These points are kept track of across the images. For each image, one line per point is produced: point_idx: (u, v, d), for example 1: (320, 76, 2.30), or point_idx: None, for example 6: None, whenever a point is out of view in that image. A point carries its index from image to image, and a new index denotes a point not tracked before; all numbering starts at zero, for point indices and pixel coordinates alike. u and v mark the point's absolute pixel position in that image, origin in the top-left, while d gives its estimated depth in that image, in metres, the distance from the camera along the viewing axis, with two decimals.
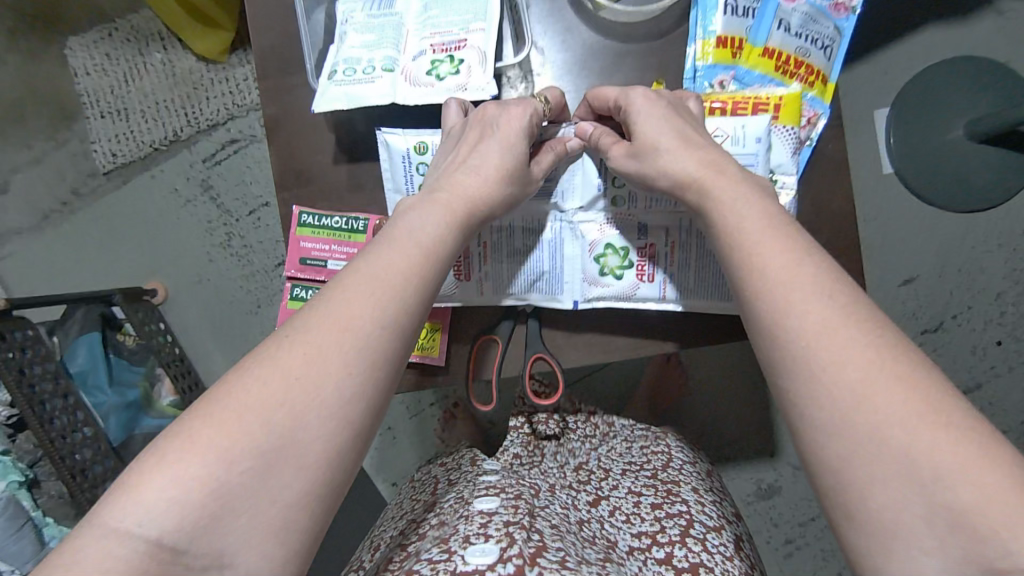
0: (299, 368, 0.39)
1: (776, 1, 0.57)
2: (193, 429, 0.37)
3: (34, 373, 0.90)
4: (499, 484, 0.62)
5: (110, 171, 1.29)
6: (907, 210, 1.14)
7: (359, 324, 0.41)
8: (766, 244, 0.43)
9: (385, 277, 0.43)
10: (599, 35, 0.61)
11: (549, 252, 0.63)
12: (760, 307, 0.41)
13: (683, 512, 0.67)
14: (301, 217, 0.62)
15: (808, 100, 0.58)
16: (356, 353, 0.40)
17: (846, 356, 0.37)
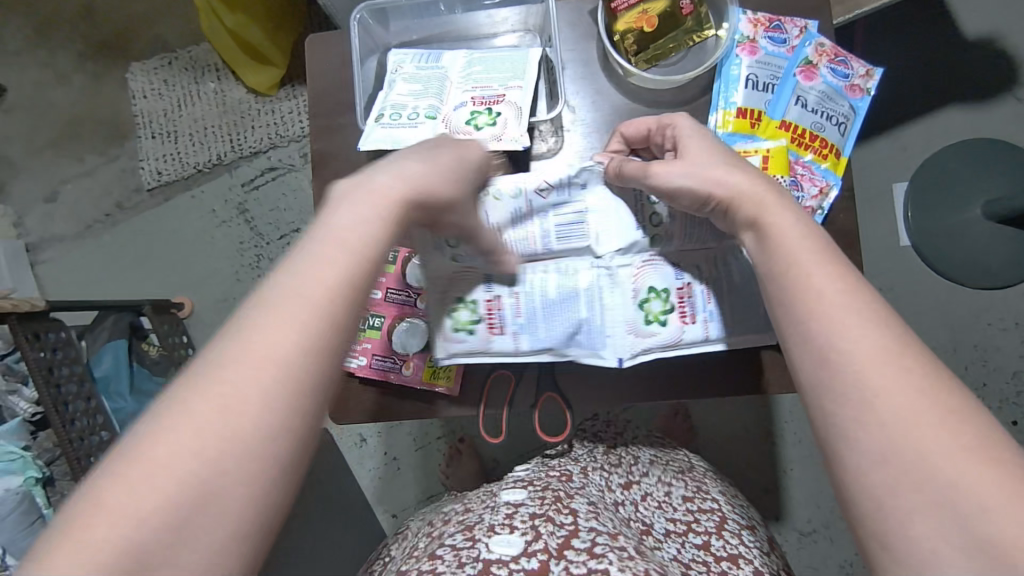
0: (199, 416, 0.32)
1: (795, 79, 0.62)
2: None
3: (62, 374, 0.93)
4: (528, 479, 0.64)
5: (153, 187, 1.36)
6: (924, 283, 1.14)
7: (273, 350, 0.34)
8: (812, 273, 0.42)
9: (310, 297, 0.35)
10: (627, 99, 0.65)
11: (580, 302, 0.63)
12: (812, 327, 0.40)
13: (716, 508, 0.68)
14: None
15: (821, 172, 0.61)
16: (271, 392, 0.33)
17: (889, 384, 0.36)
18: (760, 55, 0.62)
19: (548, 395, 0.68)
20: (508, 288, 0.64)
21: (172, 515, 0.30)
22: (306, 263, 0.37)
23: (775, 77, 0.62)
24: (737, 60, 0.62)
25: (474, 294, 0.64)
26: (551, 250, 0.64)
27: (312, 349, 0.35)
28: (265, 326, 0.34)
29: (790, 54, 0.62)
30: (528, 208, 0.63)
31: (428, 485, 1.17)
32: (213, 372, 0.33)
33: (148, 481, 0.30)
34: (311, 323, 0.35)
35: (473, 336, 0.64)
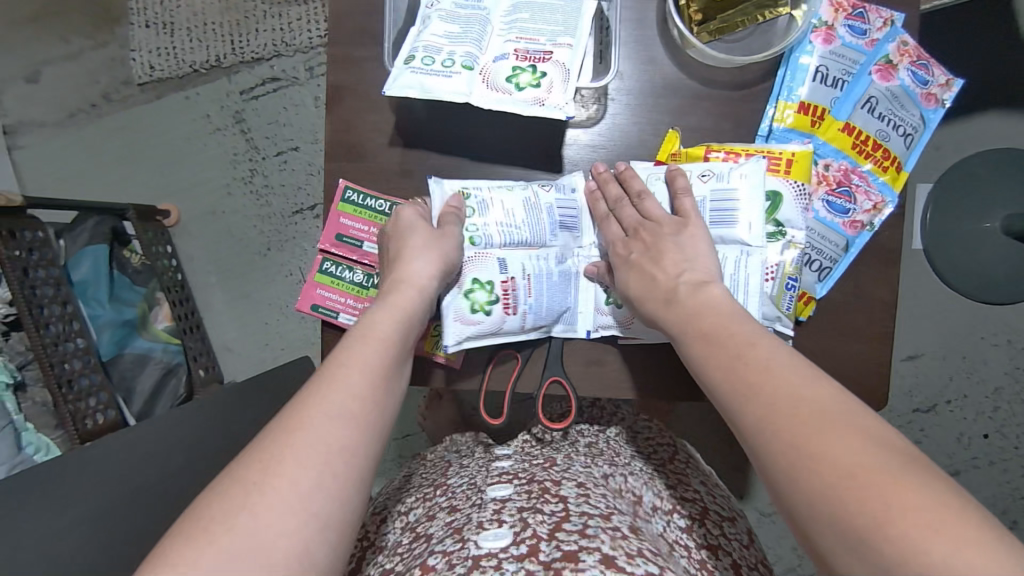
0: (269, 479, 0.39)
1: (869, 78, 0.58)
2: (174, 555, 0.36)
3: (37, 277, 0.90)
4: (512, 471, 0.65)
5: (144, 83, 1.27)
6: (927, 287, 1.13)
7: (323, 424, 0.42)
8: (718, 317, 0.48)
9: (356, 384, 0.45)
10: (681, 72, 0.61)
11: (569, 287, 0.61)
12: (733, 398, 0.43)
13: (698, 498, 0.70)
14: (344, 192, 0.60)
15: (877, 185, 0.59)
16: (319, 459, 0.41)
17: (797, 393, 0.40)
18: (835, 45, 0.58)
19: (551, 379, 0.62)
20: (519, 268, 0.59)
21: (265, 562, 0.37)
22: (340, 363, 0.47)
23: (847, 73, 0.59)
24: (810, 47, 0.58)
25: (488, 273, 0.58)
26: (550, 238, 0.60)
27: (357, 426, 0.44)
28: (322, 405, 0.43)
29: (868, 48, 0.58)
30: (534, 200, 0.59)
31: (404, 426, 1.17)
32: (278, 443, 0.41)
33: (245, 536, 0.37)
34: (349, 402, 0.44)
35: (488, 318, 0.59)
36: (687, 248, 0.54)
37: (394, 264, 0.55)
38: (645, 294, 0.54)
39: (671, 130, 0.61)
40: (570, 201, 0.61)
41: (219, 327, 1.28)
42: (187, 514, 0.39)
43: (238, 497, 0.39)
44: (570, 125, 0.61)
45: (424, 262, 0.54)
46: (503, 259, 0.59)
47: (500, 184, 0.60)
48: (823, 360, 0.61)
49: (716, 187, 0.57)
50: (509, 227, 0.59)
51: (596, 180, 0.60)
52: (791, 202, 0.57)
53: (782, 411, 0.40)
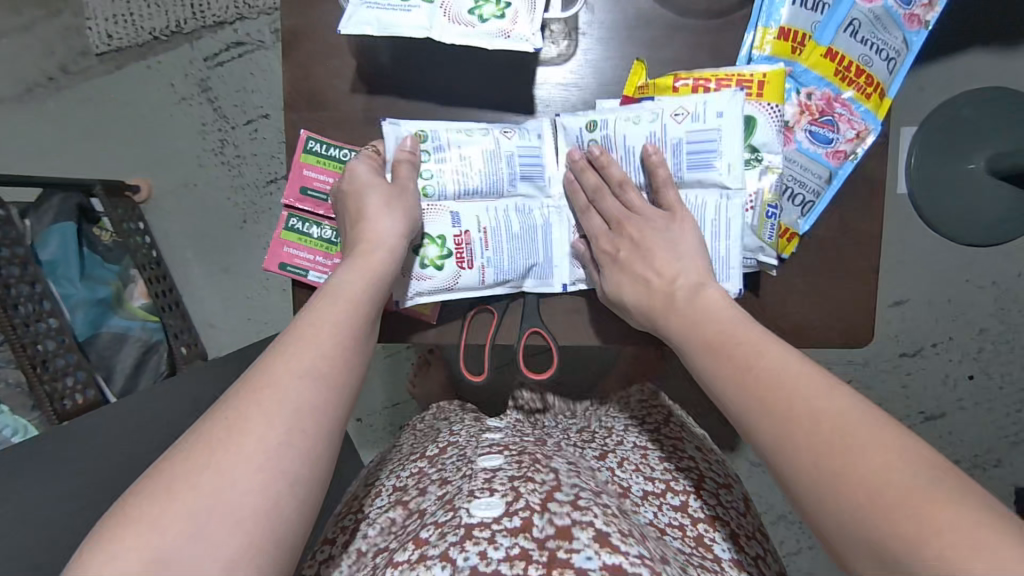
0: (235, 436, 0.39)
1: (851, 1, 0.56)
2: (137, 512, 0.36)
3: (1, 257, 0.86)
4: (503, 443, 0.63)
5: (103, 52, 1.22)
6: (913, 231, 1.12)
7: (291, 384, 0.42)
8: (722, 324, 0.47)
9: (325, 343, 0.44)
10: (654, 4, 0.58)
11: (536, 240, 0.59)
12: (731, 387, 0.44)
13: (693, 466, 0.69)
14: (307, 143, 0.58)
15: (861, 113, 0.58)
16: (287, 418, 0.40)
17: (809, 405, 0.40)
18: None
19: (532, 329, 0.61)
20: (475, 222, 0.58)
21: (230, 523, 0.36)
22: (306, 322, 0.45)
23: None
24: None
25: (439, 228, 0.58)
26: (510, 189, 0.58)
27: (327, 385, 0.43)
28: (289, 363, 0.43)
29: None
30: (495, 148, 0.57)
31: (394, 394, 1.15)
32: (243, 402, 0.40)
33: (210, 496, 0.37)
34: (318, 361, 0.43)
35: (441, 273, 0.58)
36: (676, 244, 0.54)
37: (358, 219, 0.53)
38: (642, 300, 0.54)
39: (637, 60, 0.58)
40: (534, 148, 0.58)
41: (199, 302, 1.26)
42: (152, 471, 0.38)
43: (200, 454, 0.38)
44: (540, 61, 0.59)
45: (390, 219, 0.52)
46: (456, 212, 0.58)
47: (458, 127, 0.57)
48: (808, 298, 0.60)
49: (692, 128, 0.55)
50: (463, 180, 0.57)
51: (574, 170, 0.58)
52: (768, 125, 0.56)
53: (799, 428, 0.39)
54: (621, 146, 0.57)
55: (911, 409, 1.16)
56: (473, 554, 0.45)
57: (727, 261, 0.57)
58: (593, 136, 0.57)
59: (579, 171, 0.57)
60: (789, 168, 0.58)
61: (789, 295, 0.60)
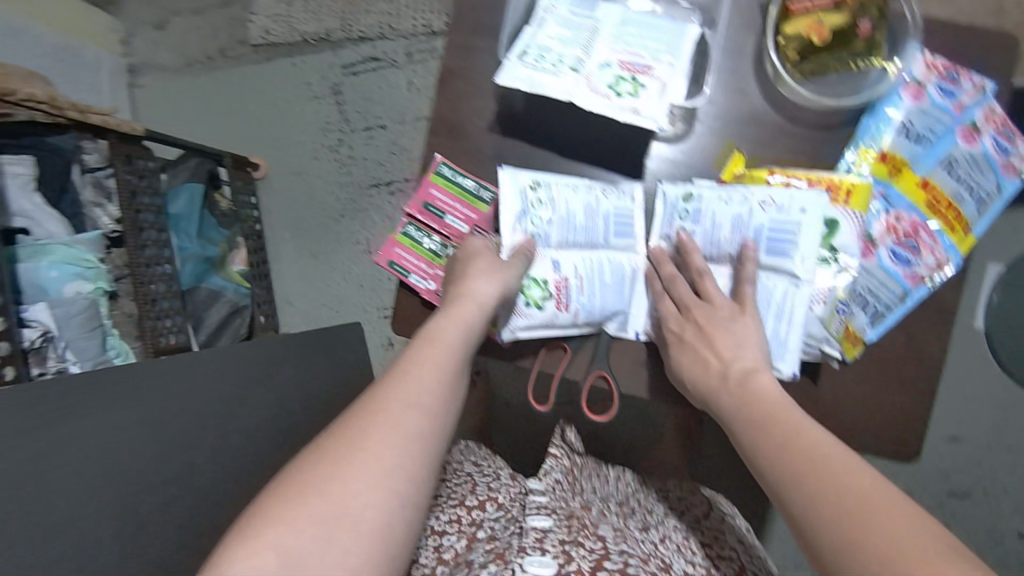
0: (357, 450, 0.45)
1: (953, 140, 0.60)
2: (273, 510, 0.41)
3: (142, 203, 0.98)
4: (550, 505, 0.66)
5: (258, 44, 1.37)
6: (982, 368, 1.10)
7: (401, 411, 0.48)
8: (771, 405, 0.52)
9: (427, 383, 0.51)
10: (768, 105, 0.64)
11: (625, 289, 0.65)
12: (765, 455, 0.49)
13: (736, 557, 0.69)
14: (439, 167, 0.66)
15: (943, 243, 0.61)
16: (399, 440, 0.46)
17: (839, 478, 0.44)
18: (924, 102, 0.61)
19: (598, 374, 0.65)
20: (572, 269, 0.63)
21: (354, 526, 0.42)
22: (414, 363, 0.52)
23: (931, 131, 0.60)
24: (899, 101, 0.61)
25: (543, 272, 0.63)
26: (604, 242, 0.64)
27: (428, 415, 0.49)
28: (399, 396, 0.49)
29: (956, 111, 0.60)
30: (594, 205, 0.63)
31: None
32: (363, 425, 0.46)
33: (337, 501, 0.42)
34: (422, 398, 0.49)
35: (541, 312, 0.63)
36: (739, 334, 0.58)
37: (460, 280, 0.60)
38: (697, 377, 0.58)
39: (735, 149, 0.64)
40: (628, 209, 0.64)
41: (284, 279, 1.37)
42: (283, 478, 0.44)
43: (329, 468, 0.44)
44: (655, 137, 0.65)
45: (490, 281, 0.58)
46: (557, 260, 0.63)
47: (567, 183, 0.63)
48: (863, 405, 0.64)
49: (776, 218, 0.60)
50: (567, 230, 0.63)
51: (653, 261, 0.64)
52: (845, 229, 0.60)
53: (827, 495, 0.43)
54: (709, 220, 0.62)
55: None
56: None
57: (786, 343, 0.60)
58: (687, 207, 0.63)
59: (659, 258, 0.64)
60: (865, 279, 0.62)
61: (842, 395, 0.64)
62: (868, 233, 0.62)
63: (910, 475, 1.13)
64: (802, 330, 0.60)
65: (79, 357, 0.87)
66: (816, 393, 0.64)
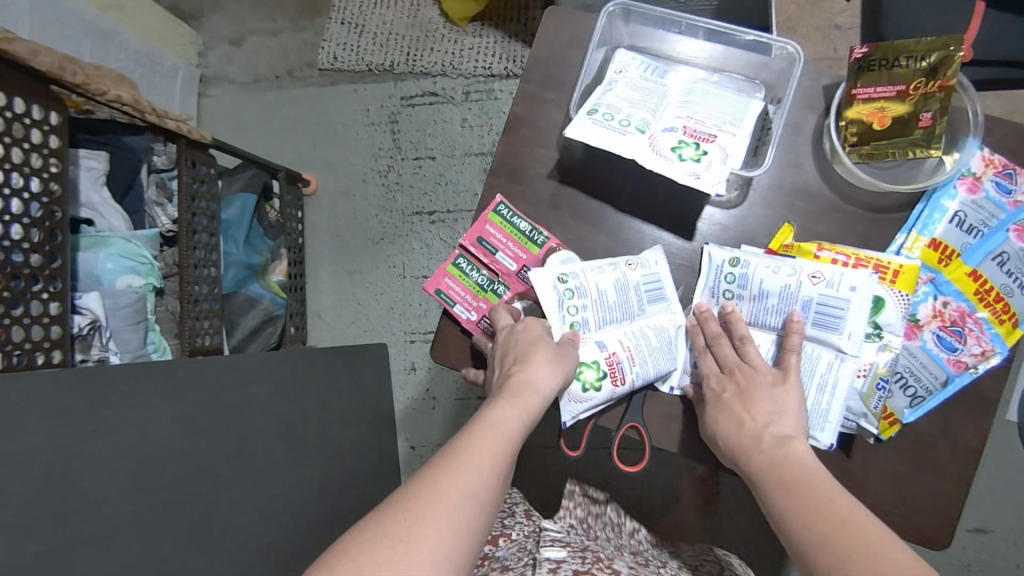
0: (414, 542, 0.43)
1: (1006, 235, 0.60)
2: None
3: (200, 206, 1.02)
4: (565, 542, 0.67)
5: (325, 69, 1.44)
6: (1013, 464, 1.06)
7: (460, 504, 0.46)
8: (801, 472, 0.51)
9: (485, 471, 0.48)
10: (823, 183, 0.65)
11: (671, 350, 0.64)
12: (793, 523, 0.49)
13: None
14: (497, 205, 0.68)
15: (990, 334, 0.61)
16: (454, 538, 0.44)
17: (874, 558, 0.43)
18: (979, 196, 0.61)
19: (629, 424, 0.66)
20: (617, 342, 0.63)
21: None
22: (473, 444, 0.50)
23: (986, 224, 0.61)
24: (954, 191, 0.62)
25: (591, 354, 0.63)
26: (640, 311, 0.65)
27: (482, 510, 0.47)
28: (458, 486, 0.47)
29: (1011, 207, 0.61)
30: (623, 280, 0.64)
31: None
32: (421, 511, 0.44)
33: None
34: (479, 489, 0.47)
35: (599, 393, 0.62)
36: (779, 401, 0.57)
37: (520, 364, 0.57)
38: (731, 436, 0.57)
39: (787, 222, 0.65)
40: (655, 276, 0.65)
41: (319, 293, 1.40)
42: (335, 553, 0.42)
43: (384, 555, 0.42)
44: (710, 201, 0.67)
45: (549, 372, 0.57)
46: (601, 339, 0.63)
47: (592, 266, 0.65)
48: (894, 488, 0.63)
49: (824, 292, 0.60)
50: (603, 309, 0.64)
51: (697, 317, 0.64)
52: (893, 309, 0.60)
53: (858, 562, 0.43)
54: (757, 287, 0.62)
55: None
56: None
57: (827, 415, 0.60)
58: (733, 271, 0.63)
59: (701, 321, 0.64)
60: (908, 360, 0.63)
61: (875, 475, 0.63)
62: (914, 316, 0.63)
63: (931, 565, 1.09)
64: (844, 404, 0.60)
65: (121, 348, 0.90)
66: (846, 468, 0.63)
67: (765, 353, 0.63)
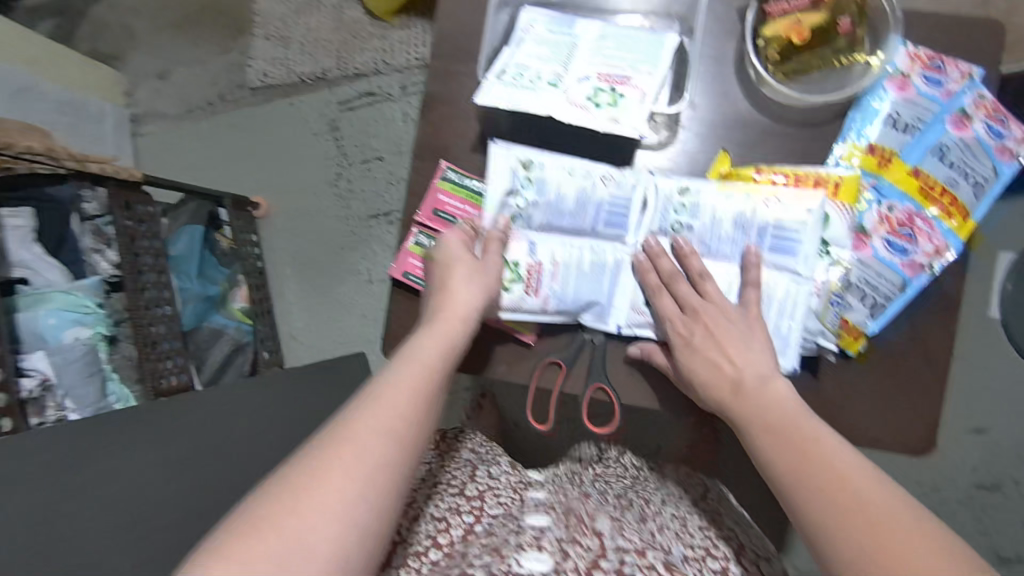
0: (321, 483, 0.44)
1: (943, 127, 0.60)
2: (224, 547, 0.40)
3: (142, 247, 0.99)
4: (547, 503, 0.67)
5: (256, 87, 1.40)
6: (1006, 364, 1.05)
7: (372, 438, 0.47)
8: (784, 414, 0.52)
9: (400, 405, 0.49)
10: (753, 110, 0.64)
11: (603, 279, 0.63)
12: (781, 470, 0.50)
13: (734, 536, 0.69)
14: (445, 172, 0.66)
15: (941, 231, 0.60)
16: (366, 473, 0.45)
17: (866, 504, 0.45)
18: (910, 93, 0.60)
19: (596, 386, 0.64)
20: (548, 254, 0.62)
21: (308, 562, 0.41)
22: (389, 382, 0.51)
23: (920, 120, 0.60)
24: (883, 93, 0.61)
25: (517, 254, 0.62)
26: (590, 229, 0.63)
27: (399, 441, 0.48)
28: (369, 423, 0.48)
29: (945, 98, 0.60)
30: (589, 191, 0.63)
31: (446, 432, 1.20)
32: (330, 453, 0.45)
33: (290, 536, 0.41)
34: (394, 423, 0.48)
35: (507, 293, 0.62)
36: (748, 337, 0.57)
37: (439, 293, 0.58)
38: (708, 378, 0.57)
39: (722, 151, 0.64)
40: (624, 198, 0.63)
41: (288, 315, 1.37)
42: (247, 506, 0.43)
43: (289, 500, 0.43)
44: (639, 146, 0.65)
45: (468, 291, 0.58)
46: (534, 244, 0.63)
47: (564, 165, 0.63)
48: (874, 407, 0.62)
49: (780, 216, 0.60)
50: (553, 213, 0.63)
51: (648, 254, 0.62)
52: (841, 223, 0.59)
53: (847, 509, 0.45)
54: (709, 216, 0.61)
55: (984, 549, 1.06)
56: None
57: (786, 342, 0.60)
58: (683, 201, 0.62)
59: (654, 257, 0.61)
60: (863, 271, 0.61)
61: (854, 398, 0.62)
62: (861, 226, 0.61)
63: (940, 477, 1.07)
64: (803, 325, 0.59)
65: (78, 404, 0.88)
66: (825, 396, 0.62)
67: (727, 287, 0.61)
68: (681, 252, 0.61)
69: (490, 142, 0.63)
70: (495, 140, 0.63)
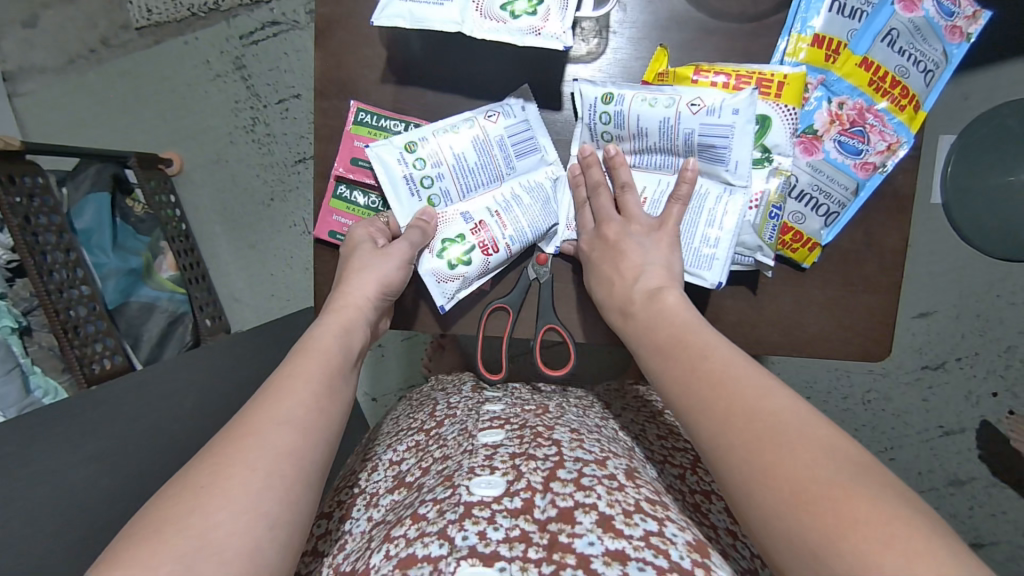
0: (222, 481, 0.39)
1: (891, 9, 0.55)
2: (119, 556, 0.35)
3: (39, 224, 0.88)
4: (502, 416, 0.64)
5: (143, 27, 1.24)
6: (945, 245, 1.07)
7: (272, 429, 0.42)
8: (673, 329, 0.49)
9: (303, 392, 0.46)
10: (688, 5, 0.59)
11: (542, 206, 0.62)
12: (673, 393, 0.46)
13: (689, 447, 0.69)
14: (358, 114, 0.62)
15: (893, 125, 0.57)
16: (269, 462, 0.41)
17: (752, 409, 0.40)
18: None
19: (547, 328, 0.63)
20: (485, 211, 0.62)
21: (220, 561, 0.36)
22: (288, 373, 0.47)
23: (868, 4, 0.56)
24: None
25: (454, 229, 0.62)
26: (508, 169, 0.61)
27: (303, 429, 0.44)
28: (268, 413, 0.44)
29: None
30: (482, 137, 0.60)
31: (410, 376, 1.19)
32: (228, 449, 0.41)
33: (195, 536, 0.36)
34: (296, 410, 0.44)
35: (470, 266, 0.62)
36: (649, 249, 0.56)
37: (339, 285, 0.57)
38: (606, 298, 0.56)
39: (660, 47, 0.58)
40: (518, 126, 0.60)
41: (225, 277, 1.29)
42: (143, 515, 0.38)
43: (188, 500, 0.38)
44: (570, 60, 0.61)
45: (364, 280, 0.57)
46: (466, 211, 0.62)
47: (444, 126, 0.60)
48: (827, 312, 0.61)
49: (705, 121, 0.55)
50: (462, 173, 0.61)
51: (582, 162, 0.59)
52: (781, 127, 0.56)
53: (733, 418, 0.41)
54: (635, 124, 0.57)
55: (930, 423, 1.12)
56: (472, 533, 0.45)
57: (715, 252, 0.58)
58: (607, 110, 0.57)
59: (585, 164, 0.59)
60: (815, 178, 0.59)
61: (806, 305, 0.61)
62: (811, 129, 0.58)
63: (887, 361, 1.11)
64: (734, 239, 0.57)
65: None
66: (778, 307, 0.61)
67: (653, 194, 0.60)
68: (611, 160, 0.58)
69: (368, 149, 0.60)
70: (371, 144, 0.60)
